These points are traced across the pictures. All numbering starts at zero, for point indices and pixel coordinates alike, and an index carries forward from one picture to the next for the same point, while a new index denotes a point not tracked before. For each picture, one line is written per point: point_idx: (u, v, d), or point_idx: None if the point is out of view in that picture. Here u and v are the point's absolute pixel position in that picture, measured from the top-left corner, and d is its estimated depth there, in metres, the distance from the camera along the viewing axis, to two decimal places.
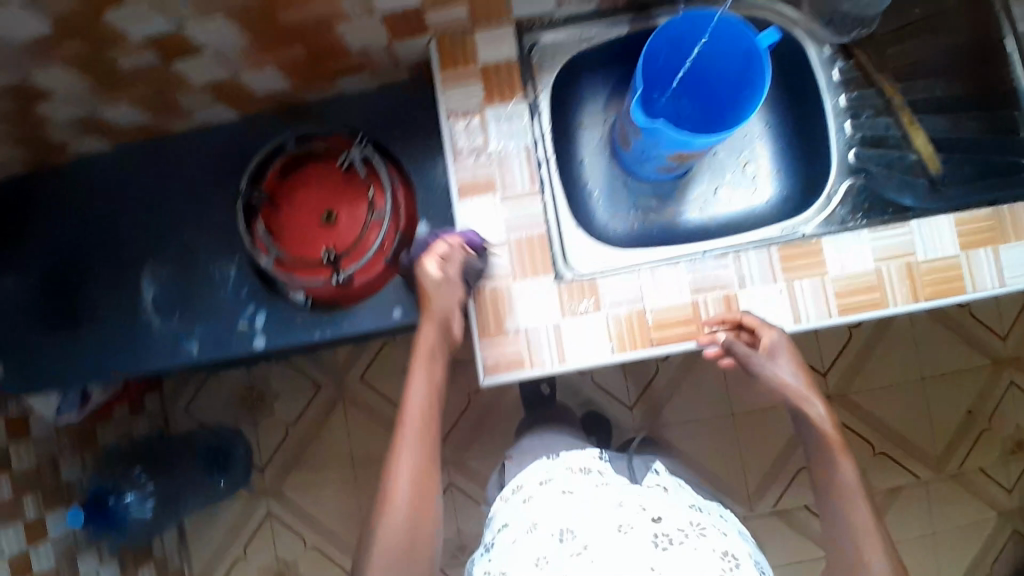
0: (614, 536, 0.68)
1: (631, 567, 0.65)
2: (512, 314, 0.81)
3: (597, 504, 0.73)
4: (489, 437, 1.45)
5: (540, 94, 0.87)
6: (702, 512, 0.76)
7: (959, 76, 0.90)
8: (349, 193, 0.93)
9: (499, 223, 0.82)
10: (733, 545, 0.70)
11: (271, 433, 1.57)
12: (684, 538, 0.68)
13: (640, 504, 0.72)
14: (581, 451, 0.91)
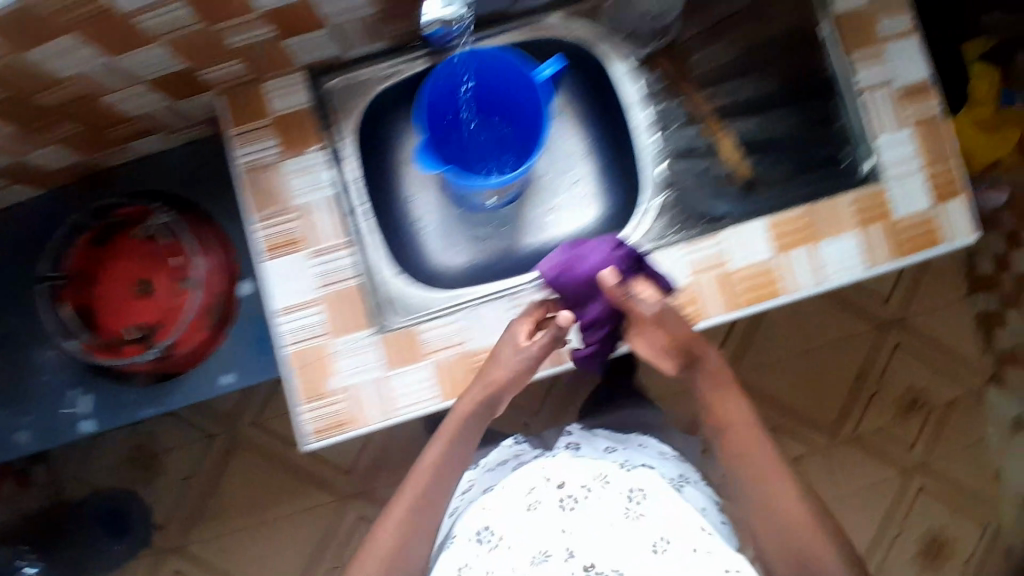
0: (522, 515, 0.71)
1: (541, 537, 0.68)
2: (333, 371, 0.79)
3: (510, 487, 0.76)
4: (392, 465, 1.49)
5: (342, 139, 0.82)
6: (614, 454, 0.82)
7: (779, 71, 0.90)
8: (152, 262, 0.88)
9: (309, 280, 0.78)
10: (637, 478, 0.74)
11: (167, 490, 1.51)
12: (586, 496, 0.71)
13: (540, 475, 0.75)
14: (499, 446, 0.91)
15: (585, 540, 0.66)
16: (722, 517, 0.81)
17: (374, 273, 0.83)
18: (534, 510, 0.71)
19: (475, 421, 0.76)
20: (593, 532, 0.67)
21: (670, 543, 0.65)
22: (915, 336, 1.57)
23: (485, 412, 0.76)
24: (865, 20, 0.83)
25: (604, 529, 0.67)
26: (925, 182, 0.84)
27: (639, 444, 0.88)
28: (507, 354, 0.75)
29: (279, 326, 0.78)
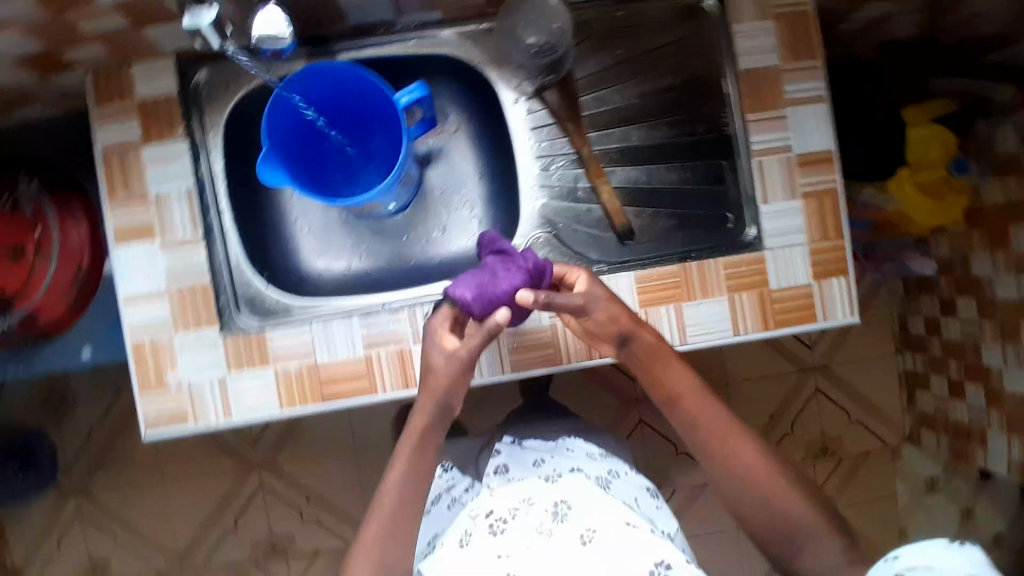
0: (456, 554, 0.66)
1: (477, 568, 0.63)
2: (174, 367, 0.78)
3: (447, 535, 0.70)
4: (303, 441, 1.43)
5: (209, 132, 0.81)
6: (542, 466, 0.77)
7: (684, 116, 0.88)
8: (9, 229, 0.83)
9: (159, 271, 0.78)
10: (561, 488, 0.70)
11: (71, 434, 1.43)
12: (515, 514, 0.67)
13: (469, 514, 0.70)
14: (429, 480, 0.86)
15: (522, 560, 0.62)
16: (656, 500, 0.80)
17: (234, 272, 0.81)
18: (467, 544, 0.67)
19: (431, 429, 0.72)
20: (526, 549, 0.63)
21: (597, 532, 0.64)
22: (836, 385, 1.54)
23: (442, 418, 0.72)
24: (766, 80, 0.81)
25: (539, 545, 0.63)
26: (808, 260, 0.83)
27: (566, 448, 0.83)
28: (446, 366, 0.70)
29: (125, 314, 0.78)
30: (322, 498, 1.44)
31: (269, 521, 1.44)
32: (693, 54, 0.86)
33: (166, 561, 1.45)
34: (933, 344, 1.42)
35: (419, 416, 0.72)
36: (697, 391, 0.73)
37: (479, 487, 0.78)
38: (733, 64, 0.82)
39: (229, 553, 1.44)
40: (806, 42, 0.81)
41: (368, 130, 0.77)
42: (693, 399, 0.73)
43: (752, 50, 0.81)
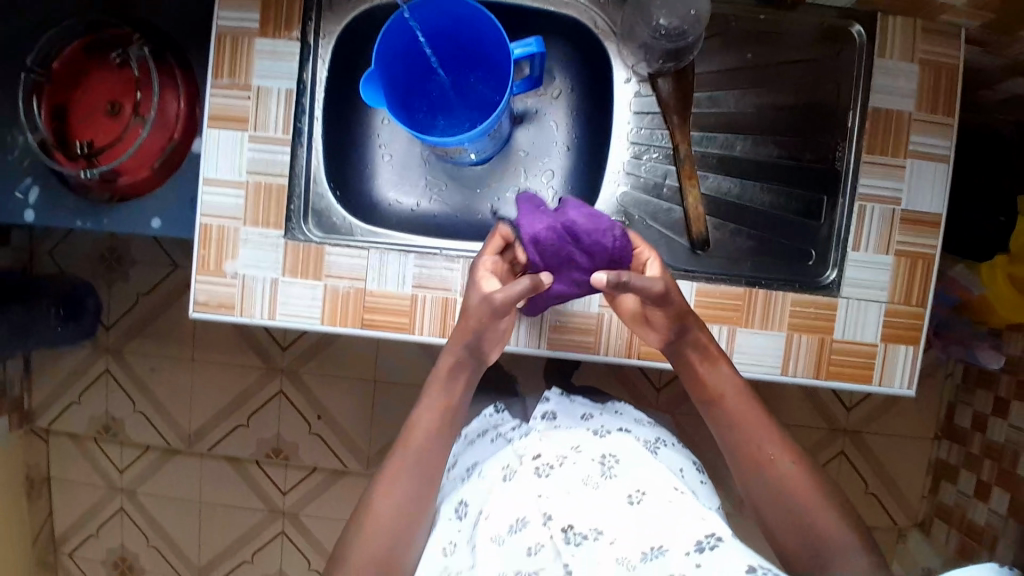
0: (499, 486, 0.68)
1: (519, 505, 0.65)
2: (234, 257, 0.80)
3: (490, 467, 0.72)
4: (325, 361, 1.47)
5: (324, 39, 0.82)
6: (591, 420, 0.79)
7: (795, 139, 0.84)
8: (125, 87, 0.92)
9: (242, 162, 0.80)
10: (611, 445, 0.71)
11: (121, 294, 1.50)
12: (561, 462, 0.68)
13: (515, 451, 0.72)
14: (478, 417, 0.91)
15: (559, 505, 0.64)
16: (700, 474, 0.79)
17: (311, 181, 0.82)
18: (510, 479, 0.69)
19: (460, 368, 0.73)
20: (566, 493, 0.65)
21: (646, 494, 0.64)
22: (862, 453, 1.48)
23: (472, 360, 0.73)
24: (895, 122, 0.78)
25: (582, 493, 0.65)
26: (882, 321, 0.80)
27: (615, 412, 0.85)
28: (476, 310, 0.70)
29: (202, 194, 0.80)
30: (330, 421, 1.47)
31: (277, 428, 1.49)
32: (824, 77, 0.82)
33: (174, 439, 1.51)
34: (975, 440, 1.36)
35: (449, 352, 0.73)
36: (746, 395, 0.72)
37: (525, 427, 0.81)
38: (864, 99, 0.79)
39: (232, 448, 1.50)
40: (945, 97, 0.78)
41: (475, 74, 0.76)
42: (744, 405, 0.71)
43: (889, 90, 0.78)
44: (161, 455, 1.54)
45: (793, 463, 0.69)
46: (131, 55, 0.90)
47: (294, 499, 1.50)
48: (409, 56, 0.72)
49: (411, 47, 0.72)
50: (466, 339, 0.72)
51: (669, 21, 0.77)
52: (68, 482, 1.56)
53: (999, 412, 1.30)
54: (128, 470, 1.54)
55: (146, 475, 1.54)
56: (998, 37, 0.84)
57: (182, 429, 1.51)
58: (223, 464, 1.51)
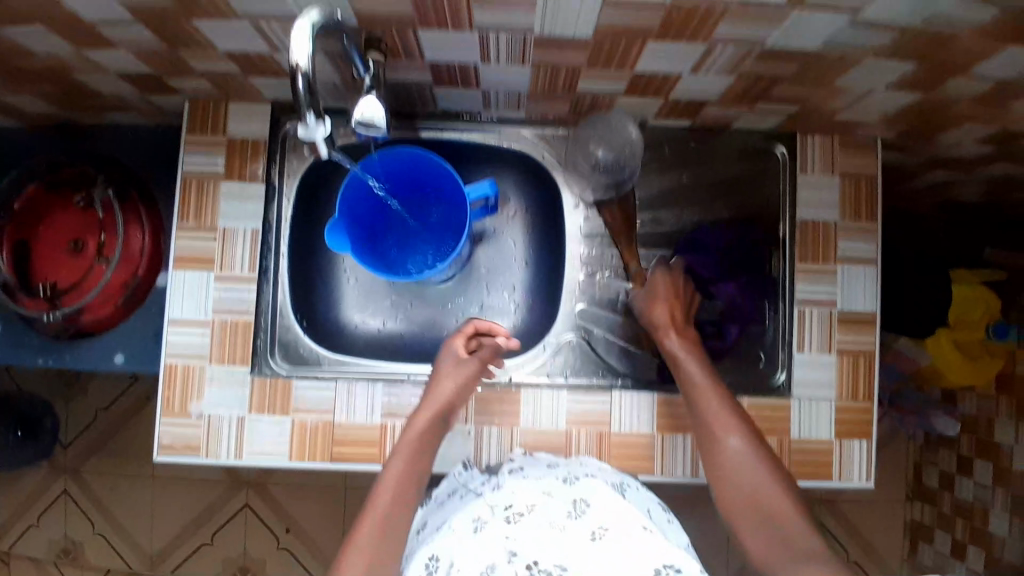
0: (466, 535, 0.66)
1: (487, 552, 0.64)
2: (200, 397, 0.80)
3: (457, 517, 0.70)
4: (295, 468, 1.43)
5: (286, 177, 0.85)
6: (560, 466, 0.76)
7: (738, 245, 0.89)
8: (88, 224, 0.92)
9: (207, 302, 0.81)
10: (582, 489, 0.70)
11: (81, 411, 1.45)
12: (532, 508, 0.68)
13: (488, 502, 0.70)
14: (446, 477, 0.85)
15: (528, 545, 0.64)
16: (668, 513, 0.76)
17: (278, 316, 0.84)
18: (480, 530, 0.67)
19: (429, 437, 0.75)
20: (540, 540, 0.64)
21: (608, 530, 0.65)
22: (838, 520, 1.50)
23: (440, 426, 0.76)
24: (823, 232, 0.85)
25: (550, 536, 0.65)
26: (835, 417, 0.84)
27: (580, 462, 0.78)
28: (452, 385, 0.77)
29: (167, 336, 0.81)
30: (301, 532, 1.43)
31: (245, 543, 1.44)
32: (756, 191, 0.89)
33: (134, 559, 1.45)
34: (945, 499, 1.40)
35: (421, 417, 0.76)
36: (715, 390, 0.75)
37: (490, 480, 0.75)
38: (791, 211, 0.86)
39: (198, 568, 1.44)
40: (867, 205, 0.86)
41: (433, 203, 0.81)
42: (704, 397, 0.74)
43: (814, 202, 0.85)
44: None
45: (739, 440, 0.71)
46: (95, 199, 0.91)
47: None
48: (366, 196, 0.76)
49: (368, 191, 0.76)
50: (439, 403, 0.76)
51: (609, 154, 0.85)
52: None
53: (965, 471, 1.35)
54: None
55: None
56: (912, 145, 0.92)
57: (143, 547, 1.45)
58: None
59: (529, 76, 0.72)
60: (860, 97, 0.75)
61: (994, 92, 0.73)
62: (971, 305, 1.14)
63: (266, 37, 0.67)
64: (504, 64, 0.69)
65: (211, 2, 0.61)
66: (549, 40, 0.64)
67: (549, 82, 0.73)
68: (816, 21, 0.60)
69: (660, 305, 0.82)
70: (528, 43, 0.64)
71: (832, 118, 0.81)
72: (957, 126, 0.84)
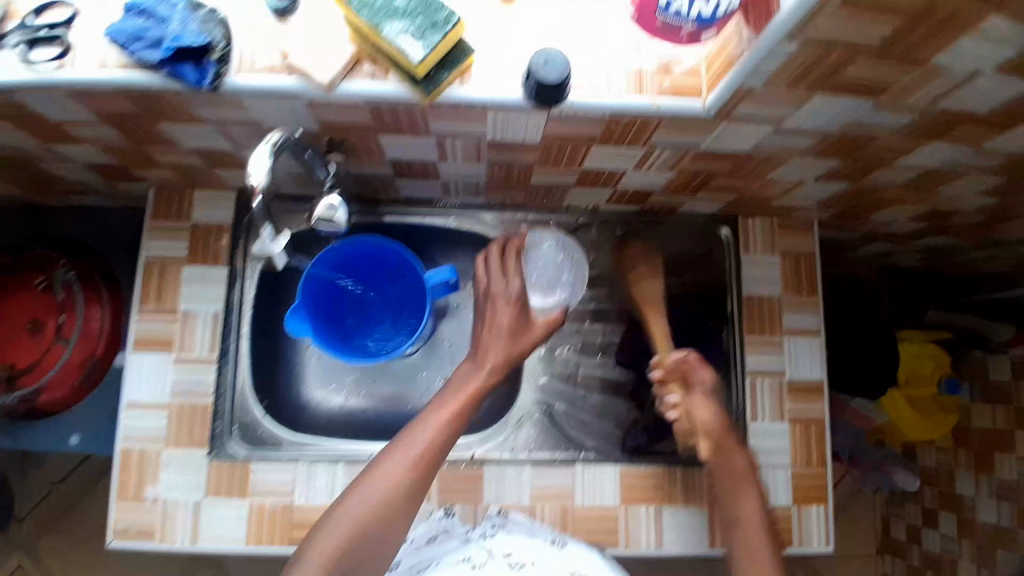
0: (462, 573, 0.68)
1: None
2: (153, 484, 0.79)
3: (452, 556, 0.72)
4: None
5: (251, 261, 0.87)
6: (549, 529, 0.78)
7: (687, 315, 0.95)
8: (42, 303, 0.92)
9: (166, 384, 0.82)
10: (577, 555, 0.72)
11: (31, 487, 1.40)
12: (534, 562, 0.70)
13: (482, 547, 0.72)
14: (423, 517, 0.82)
15: None
16: None
17: (238, 397, 0.84)
18: (478, 566, 0.69)
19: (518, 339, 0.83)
20: None
21: None
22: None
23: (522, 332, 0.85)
24: (768, 307, 0.90)
25: None
26: (791, 484, 0.87)
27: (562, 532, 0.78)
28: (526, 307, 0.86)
29: (123, 419, 0.80)
30: None
31: None
32: (708, 266, 0.94)
33: None
34: (913, 553, 1.42)
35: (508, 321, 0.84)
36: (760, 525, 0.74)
37: (483, 529, 0.78)
38: (738, 287, 0.91)
39: None
40: (809, 283, 0.91)
41: (393, 280, 0.85)
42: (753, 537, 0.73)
43: (758, 279, 0.91)
44: None
45: None
46: (56, 280, 0.92)
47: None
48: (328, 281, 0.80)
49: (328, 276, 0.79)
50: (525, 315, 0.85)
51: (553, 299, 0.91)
52: None
53: (930, 522, 1.37)
54: None
55: None
56: (847, 225, 0.99)
57: None
58: None
59: (485, 170, 0.79)
60: (792, 186, 0.82)
61: (910, 181, 0.79)
62: (922, 361, 1.23)
63: (231, 137, 0.72)
64: (460, 161, 0.76)
65: (176, 108, 0.65)
66: (506, 143, 0.72)
67: (504, 176, 0.81)
68: (740, 126, 0.65)
69: (716, 410, 0.80)
70: (481, 146, 0.72)
71: (768, 204, 0.87)
72: (886, 208, 0.90)
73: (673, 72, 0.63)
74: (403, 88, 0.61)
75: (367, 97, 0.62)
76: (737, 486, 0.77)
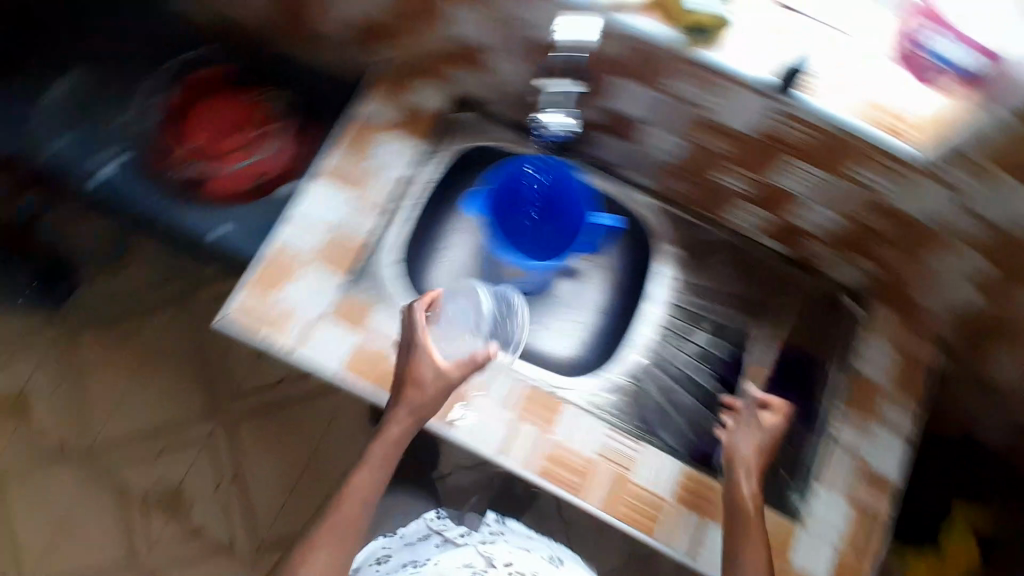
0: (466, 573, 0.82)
1: None
2: (281, 287, 0.86)
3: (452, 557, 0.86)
4: (274, 426, 1.41)
5: (440, 149, 0.95)
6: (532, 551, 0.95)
7: (792, 366, 0.93)
8: (252, 111, 1.06)
9: (334, 212, 0.89)
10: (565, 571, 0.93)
11: (102, 285, 1.46)
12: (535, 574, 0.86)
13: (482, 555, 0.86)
14: (417, 520, 1.01)
15: None
16: None
17: (381, 251, 0.91)
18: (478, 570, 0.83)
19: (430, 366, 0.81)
20: None
21: None
22: None
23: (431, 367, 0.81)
24: (871, 392, 0.88)
25: None
26: (834, 561, 0.82)
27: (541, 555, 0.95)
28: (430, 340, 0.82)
29: (285, 225, 0.88)
30: (244, 485, 1.38)
31: (184, 477, 1.38)
32: (832, 330, 0.92)
33: (73, 441, 1.40)
34: None
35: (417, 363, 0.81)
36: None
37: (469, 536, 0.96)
38: (848, 359, 0.89)
39: (132, 475, 1.38)
40: (916, 385, 0.89)
41: (559, 217, 0.93)
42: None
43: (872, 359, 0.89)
44: (48, 459, 1.39)
45: None
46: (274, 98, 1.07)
47: (159, 554, 1.35)
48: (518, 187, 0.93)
49: (519, 185, 0.92)
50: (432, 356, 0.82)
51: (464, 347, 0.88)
52: None
53: None
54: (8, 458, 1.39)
55: (17, 473, 1.38)
56: (962, 361, 1.00)
57: (90, 436, 1.40)
58: (107, 487, 1.38)
59: (680, 149, 0.87)
60: (938, 281, 0.86)
61: None
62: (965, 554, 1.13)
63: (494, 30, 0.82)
64: (666, 129, 0.85)
65: None
66: (719, 126, 0.79)
67: (690, 163, 0.88)
68: (932, 188, 0.72)
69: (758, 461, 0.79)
70: (697, 120, 0.80)
71: (908, 293, 0.89)
72: (1010, 348, 0.92)
73: (903, 119, 0.68)
74: (671, 36, 0.70)
75: (639, 34, 0.71)
76: (746, 516, 0.77)
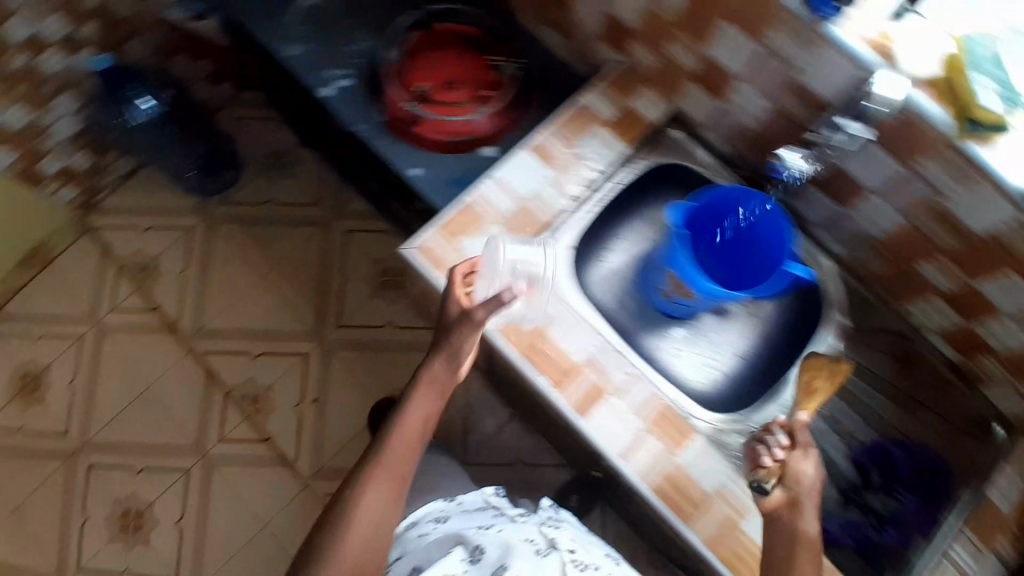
0: (533, 556, 0.80)
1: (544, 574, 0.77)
2: (465, 237, 0.90)
3: (516, 533, 0.84)
4: (368, 365, 1.45)
5: (644, 156, 0.98)
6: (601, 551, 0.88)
7: (920, 470, 0.91)
8: (478, 74, 1.09)
9: (533, 185, 0.93)
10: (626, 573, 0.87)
11: (256, 187, 1.54)
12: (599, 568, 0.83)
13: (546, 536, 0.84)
14: (479, 490, 0.96)
15: None
16: None
17: (562, 232, 0.94)
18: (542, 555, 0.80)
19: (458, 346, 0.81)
20: None
21: None
22: None
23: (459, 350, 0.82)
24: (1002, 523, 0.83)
25: None
26: None
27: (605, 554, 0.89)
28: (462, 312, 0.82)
29: (485, 182, 0.92)
30: (321, 410, 1.43)
31: (273, 384, 1.44)
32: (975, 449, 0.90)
33: (186, 318, 1.47)
34: None
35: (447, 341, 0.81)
36: None
37: (526, 516, 0.90)
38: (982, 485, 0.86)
39: (228, 366, 1.45)
40: None
41: (754, 253, 0.90)
42: None
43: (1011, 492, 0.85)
44: (159, 328, 1.47)
45: None
46: (504, 67, 1.09)
47: (227, 448, 1.41)
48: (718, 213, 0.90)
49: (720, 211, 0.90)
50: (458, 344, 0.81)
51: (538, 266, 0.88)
52: (64, 280, 1.49)
53: None
54: (122, 316, 1.47)
55: (130, 331, 1.46)
56: None
57: (202, 319, 1.47)
58: (202, 370, 1.45)
59: (893, 227, 0.87)
60: None
61: None
62: None
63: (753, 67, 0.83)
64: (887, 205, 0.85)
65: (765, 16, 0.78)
66: (951, 217, 0.79)
67: (897, 243, 0.88)
68: None
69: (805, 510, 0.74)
70: (926, 206, 0.81)
71: None
72: None
73: None
74: (947, 119, 0.72)
75: (916, 108, 0.73)
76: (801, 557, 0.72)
